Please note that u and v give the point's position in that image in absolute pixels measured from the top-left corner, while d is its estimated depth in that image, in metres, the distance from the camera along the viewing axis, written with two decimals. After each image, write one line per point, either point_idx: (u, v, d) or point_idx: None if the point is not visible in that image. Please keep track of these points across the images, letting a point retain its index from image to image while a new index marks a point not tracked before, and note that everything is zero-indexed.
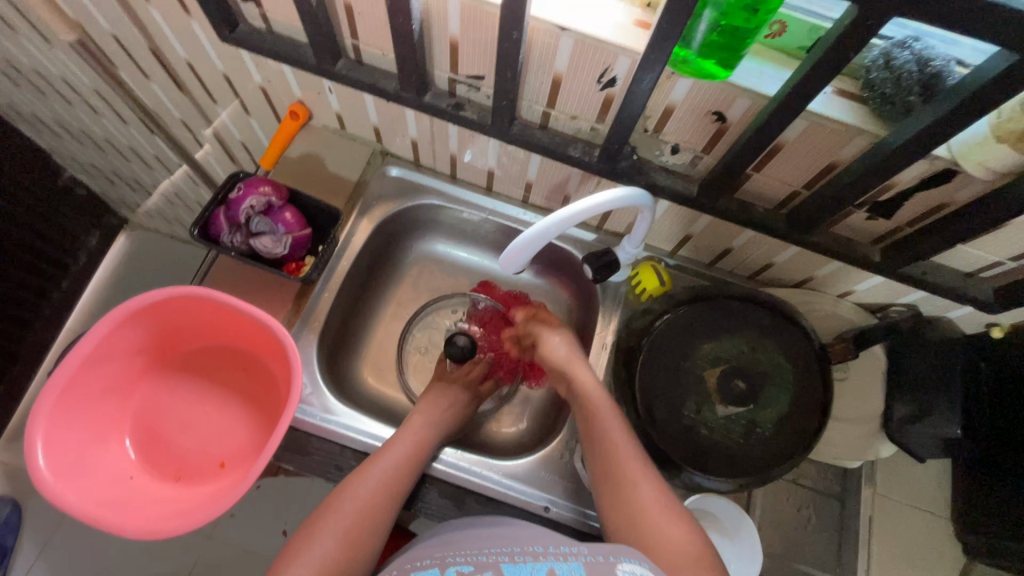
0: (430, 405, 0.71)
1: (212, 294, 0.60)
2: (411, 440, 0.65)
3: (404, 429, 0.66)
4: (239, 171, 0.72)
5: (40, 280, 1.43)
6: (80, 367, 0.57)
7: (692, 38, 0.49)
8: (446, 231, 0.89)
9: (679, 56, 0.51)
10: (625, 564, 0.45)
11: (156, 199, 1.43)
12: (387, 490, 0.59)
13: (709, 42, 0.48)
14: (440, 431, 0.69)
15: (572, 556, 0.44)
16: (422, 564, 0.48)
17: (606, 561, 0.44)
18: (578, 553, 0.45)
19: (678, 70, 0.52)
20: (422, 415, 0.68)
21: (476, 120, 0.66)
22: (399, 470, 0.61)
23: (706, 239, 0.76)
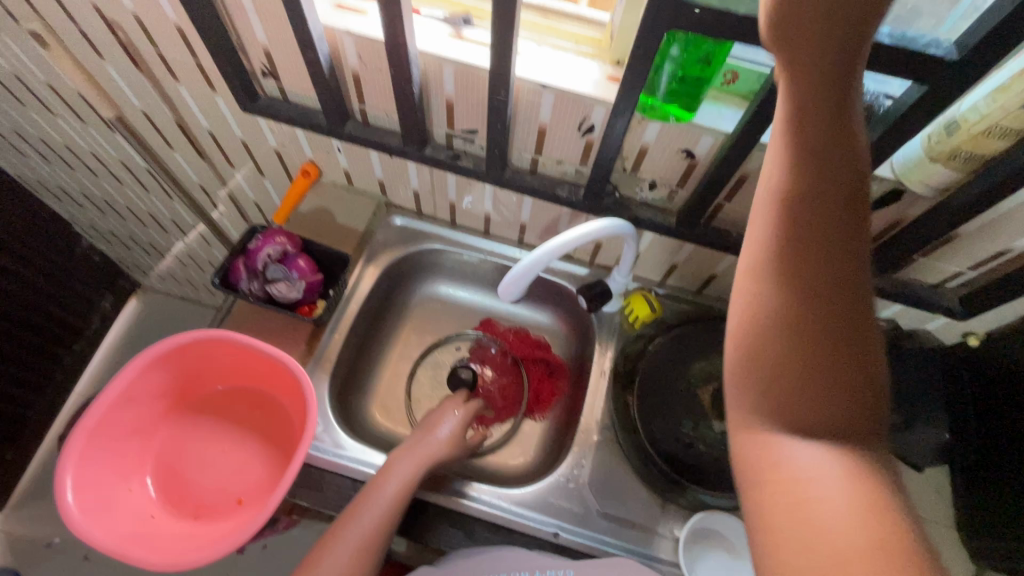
0: (415, 442, 0.70)
1: (230, 336, 0.64)
2: (405, 471, 0.66)
3: (399, 460, 0.67)
4: (257, 225, 0.79)
5: (53, 344, 1.47)
6: (108, 409, 0.61)
7: (658, 88, 0.56)
8: (448, 274, 0.95)
9: (648, 103, 0.58)
10: None
11: (169, 261, 1.51)
12: (373, 535, 0.61)
13: (672, 90, 0.56)
14: (435, 460, 0.69)
15: None
16: None
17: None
18: None
19: (649, 115, 0.59)
20: (403, 454, 0.68)
21: (472, 168, 0.73)
22: (386, 515, 0.62)
23: (691, 267, 0.81)
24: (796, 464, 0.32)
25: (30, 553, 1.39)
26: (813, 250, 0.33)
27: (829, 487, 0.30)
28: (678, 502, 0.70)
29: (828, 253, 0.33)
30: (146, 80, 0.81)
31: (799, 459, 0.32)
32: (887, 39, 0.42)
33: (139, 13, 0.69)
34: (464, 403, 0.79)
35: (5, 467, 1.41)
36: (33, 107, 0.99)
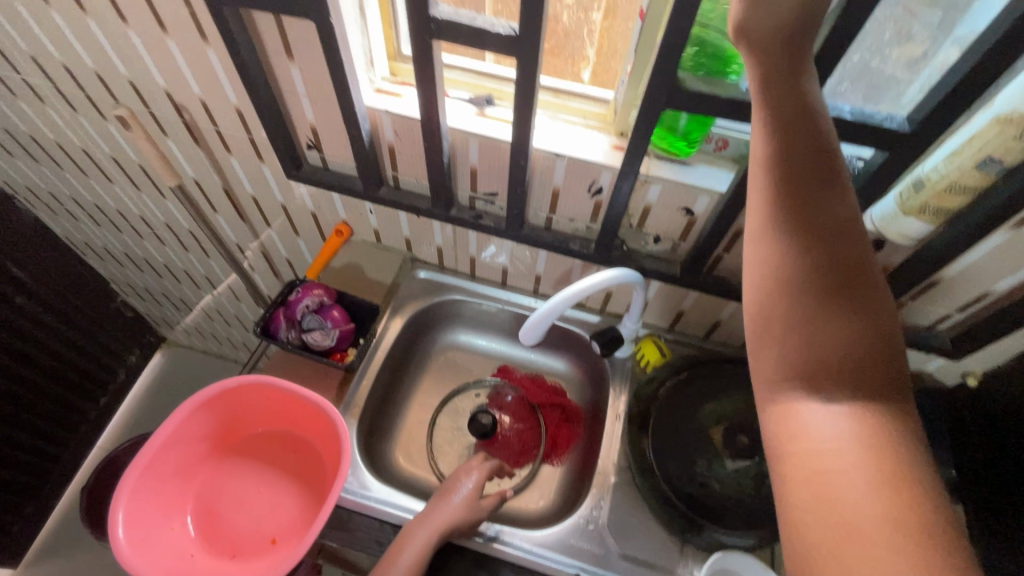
0: (432, 509, 0.70)
1: (273, 381, 0.70)
2: (435, 527, 0.68)
3: (430, 516, 0.69)
4: (296, 279, 0.87)
5: (81, 397, 1.52)
6: (158, 449, 0.66)
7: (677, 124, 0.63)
8: (467, 323, 1.01)
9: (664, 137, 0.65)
10: None
11: (197, 316, 1.58)
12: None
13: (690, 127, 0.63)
14: (462, 521, 0.70)
15: None
16: None
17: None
18: None
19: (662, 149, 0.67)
20: (421, 521, 0.68)
21: (493, 225, 0.80)
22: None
23: (697, 314, 0.87)
24: (814, 428, 0.35)
25: None
26: (805, 213, 0.38)
27: (847, 447, 0.33)
28: (696, 542, 0.72)
29: (818, 213, 0.38)
30: (202, 152, 0.92)
31: (818, 423, 0.35)
32: (847, 115, 0.51)
33: (205, 98, 0.80)
34: (484, 463, 0.79)
35: (23, 522, 1.42)
36: (94, 177, 1.10)
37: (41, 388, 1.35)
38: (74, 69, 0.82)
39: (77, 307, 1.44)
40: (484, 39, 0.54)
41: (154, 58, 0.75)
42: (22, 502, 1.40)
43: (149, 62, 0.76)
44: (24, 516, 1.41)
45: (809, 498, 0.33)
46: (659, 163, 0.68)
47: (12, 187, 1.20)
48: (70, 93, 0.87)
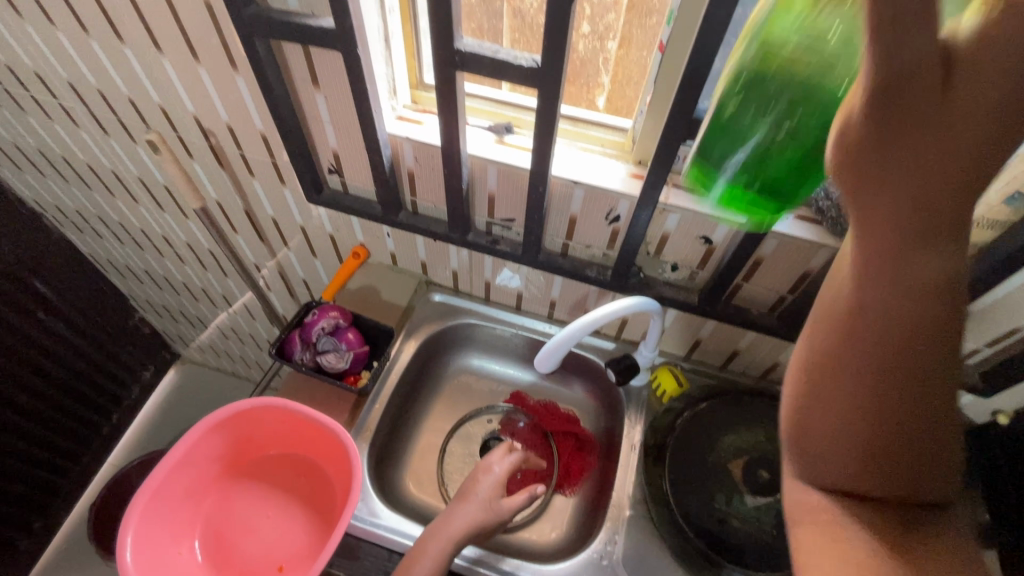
0: (446, 519, 0.67)
1: (286, 404, 0.69)
2: (455, 535, 0.66)
3: (451, 522, 0.67)
4: (313, 300, 0.87)
5: (95, 413, 1.53)
6: (170, 470, 0.66)
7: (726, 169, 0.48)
8: (480, 347, 1.01)
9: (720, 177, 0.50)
10: None
11: (212, 333, 1.60)
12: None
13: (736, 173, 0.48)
14: (479, 523, 0.68)
15: None
16: None
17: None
18: None
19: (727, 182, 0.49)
20: (433, 536, 0.66)
21: (509, 251, 0.81)
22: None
23: (714, 342, 0.86)
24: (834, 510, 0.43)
25: None
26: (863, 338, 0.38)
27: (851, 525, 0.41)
28: None
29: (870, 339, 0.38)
30: (226, 175, 0.94)
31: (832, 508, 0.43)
32: None
33: (232, 123, 0.82)
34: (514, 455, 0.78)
35: (31, 538, 1.41)
36: (121, 197, 1.13)
37: (56, 403, 1.37)
38: (108, 95, 0.85)
39: (96, 322, 1.46)
40: (507, 70, 0.56)
41: (185, 84, 0.77)
42: (31, 517, 1.40)
43: (180, 89, 0.78)
44: (32, 532, 1.41)
45: (822, 552, 0.42)
46: (678, 192, 0.67)
47: (41, 205, 1.23)
48: (104, 116, 0.90)
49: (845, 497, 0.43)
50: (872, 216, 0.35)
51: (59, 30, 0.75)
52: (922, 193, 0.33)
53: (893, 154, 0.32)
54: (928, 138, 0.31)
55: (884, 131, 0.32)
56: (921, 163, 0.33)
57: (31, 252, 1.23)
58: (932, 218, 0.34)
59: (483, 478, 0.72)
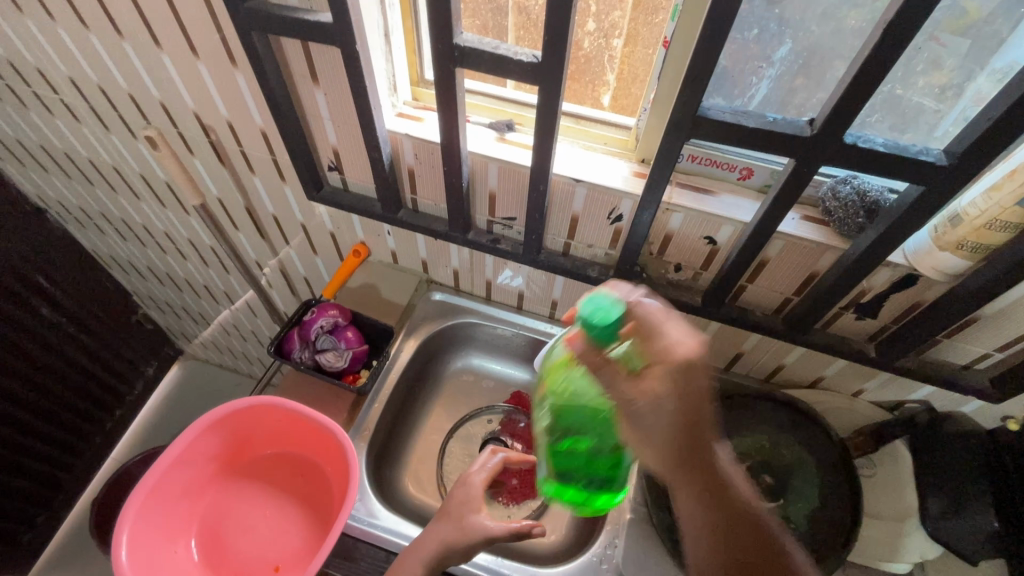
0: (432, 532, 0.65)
1: (283, 403, 0.69)
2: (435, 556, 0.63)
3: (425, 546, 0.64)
4: (312, 298, 0.87)
5: (98, 409, 1.53)
6: (166, 469, 0.66)
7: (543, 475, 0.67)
8: (481, 346, 1.00)
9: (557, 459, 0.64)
10: None
11: (214, 330, 1.60)
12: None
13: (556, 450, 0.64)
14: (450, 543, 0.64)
15: None
16: None
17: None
18: None
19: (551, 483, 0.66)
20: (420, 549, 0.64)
21: (510, 250, 0.80)
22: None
23: (718, 344, 0.84)
24: None
25: None
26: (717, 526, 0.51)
27: None
28: None
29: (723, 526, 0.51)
30: (226, 172, 0.93)
31: None
32: (880, 148, 0.49)
33: (232, 119, 0.81)
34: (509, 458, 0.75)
35: (35, 532, 1.42)
36: (123, 193, 1.12)
37: (59, 399, 1.37)
38: (109, 91, 0.84)
39: (99, 318, 1.46)
40: (507, 66, 0.54)
41: (185, 80, 0.77)
42: (35, 511, 1.40)
43: (179, 84, 0.78)
44: (34, 526, 1.41)
45: None
46: (682, 192, 0.66)
47: (44, 201, 1.23)
48: (105, 112, 0.90)
49: None
50: (666, 460, 0.52)
51: (59, 25, 0.75)
52: (680, 456, 0.51)
53: (657, 438, 0.52)
54: (646, 418, 0.52)
55: (649, 415, 0.51)
56: (675, 452, 0.51)
57: (34, 248, 1.23)
58: (701, 457, 0.51)
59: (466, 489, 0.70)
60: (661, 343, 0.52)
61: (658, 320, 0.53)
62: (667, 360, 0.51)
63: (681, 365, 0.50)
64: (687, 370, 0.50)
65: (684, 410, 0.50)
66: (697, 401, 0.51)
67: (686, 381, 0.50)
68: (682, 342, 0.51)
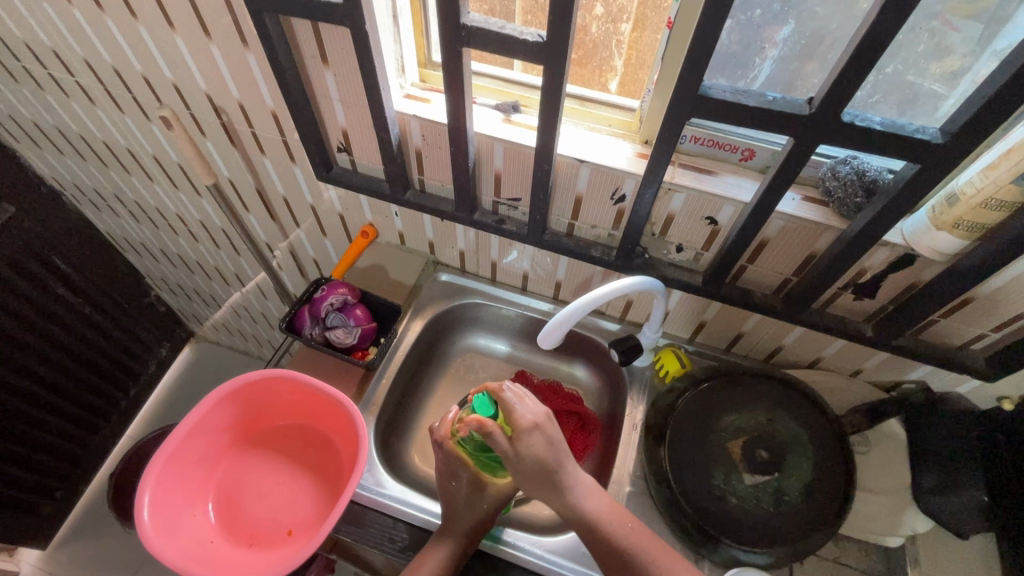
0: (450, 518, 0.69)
1: (294, 376, 0.72)
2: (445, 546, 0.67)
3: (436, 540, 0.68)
4: (322, 277, 0.89)
5: (114, 387, 1.56)
6: (184, 436, 0.69)
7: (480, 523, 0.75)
8: (486, 326, 1.02)
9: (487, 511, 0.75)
10: None
11: (225, 312, 1.63)
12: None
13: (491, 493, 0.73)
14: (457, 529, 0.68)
15: None
16: None
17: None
18: None
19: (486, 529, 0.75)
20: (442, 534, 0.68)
21: (515, 230, 0.81)
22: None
23: (718, 325, 0.86)
24: None
25: None
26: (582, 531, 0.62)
27: None
28: (711, 558, 0.69)
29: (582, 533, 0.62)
30: (238, 153, 0.95)
31: None
32: (878, 126, 0.50)
33: (243, 101, 0.83)
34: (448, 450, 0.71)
35: (56, 505, 1.46)
36: (136, 175, 1.15)
37: (76, 376, 1.41)
38: (123, 72, 0.86)
39: (113, 299, 1.49)
40: (513, 46, 0.56)
41: (197, 61, 0.78)
42: (56, 485, 1.44)
43: (191, 66, 0.79)
44: (55, 499, 1.46)
45: None
46: (684, 172, 0.67)
47: (60, 183, 1.26)
48: (118, 94, 0.91)
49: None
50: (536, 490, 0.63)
51: (74, 7, 0.77)
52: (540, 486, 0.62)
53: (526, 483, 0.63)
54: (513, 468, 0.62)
55: (514, 468, 0.62)
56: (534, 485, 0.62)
57: (50, 228, 1.26)
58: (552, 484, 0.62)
59: (455, 482, 0.71)
60: (514, 418, 0.62)
61: (512, 398, 0.64)
62: (517, 427, 0.62)
63: (526, 430, 0.62)
64: (532, 431, 0.62)
65: (534, 463, 0.61)
66: (546, 451, 0.61)
67: (531, 441, 0.61)
68: (532, 414, 0.63)
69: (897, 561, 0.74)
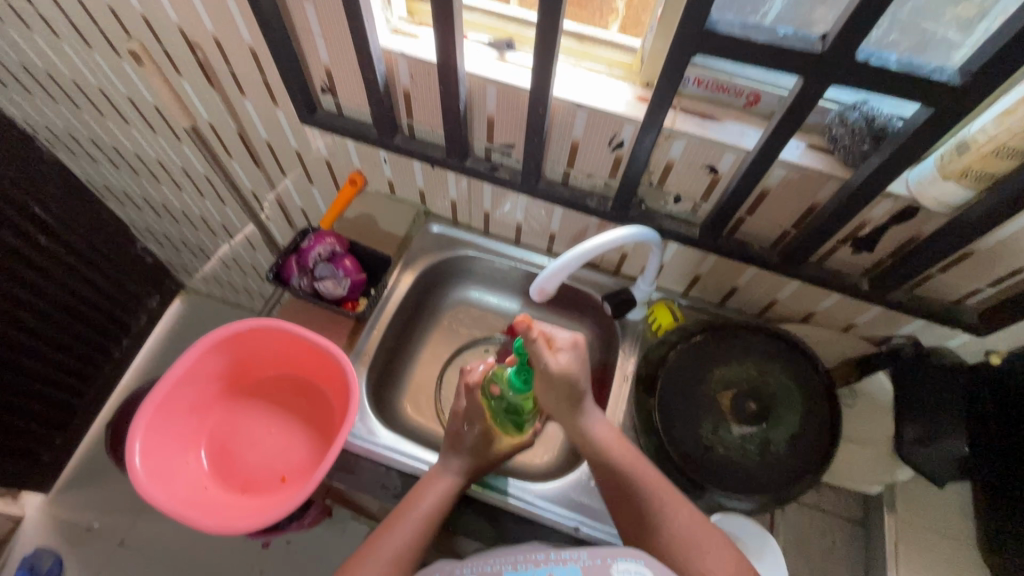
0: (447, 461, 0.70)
1: (283, 326, 0.71)
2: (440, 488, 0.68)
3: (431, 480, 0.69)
4: (309, 227, 0.87)
5: (105, 338, 1.56)
6: (173, 385, 0.68)
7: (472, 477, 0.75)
8: (479, 279, 1.01)
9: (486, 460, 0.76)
10: (619, 564, 0.48)
11: (214, 264, 1.60)
12: (399, 563, 0.61)
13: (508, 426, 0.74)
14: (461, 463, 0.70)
15: (571, 560, 0.49)
16: None
17: (602, 564, 0.48)
18: (578, 557, 0.49)
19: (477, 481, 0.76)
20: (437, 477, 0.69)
21: (508, 178, 0.78)
22: (419, 534, 0.63)
23: (713, 279, 0.85)
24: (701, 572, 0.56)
25: (73, 536, 1.46)
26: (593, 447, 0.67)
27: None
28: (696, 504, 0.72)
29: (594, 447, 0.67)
30: (216, 94, 0.90)
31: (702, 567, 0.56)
32: (893, 65, 0.47)
33: (218, 35, 0.77)
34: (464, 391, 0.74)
35: (54, 452, 1.48)
36: (111, 117, 1.09)
37: (65, 326, 1.39)
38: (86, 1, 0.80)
39: (98, 248, 1.46)
40: None
41: None
42: (53, 433, 1.46)
43: None
44: (54, 447, 1.48)
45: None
46: (685, 117, 0.64)
47: (32, 126, 1.20)
48: (84, 27, 0.85)
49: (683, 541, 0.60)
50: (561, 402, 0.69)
51: None
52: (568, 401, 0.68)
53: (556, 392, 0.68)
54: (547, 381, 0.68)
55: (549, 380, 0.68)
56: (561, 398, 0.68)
57: (25, 174, 1.21)
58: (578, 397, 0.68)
59: (467, 428, 0.72)
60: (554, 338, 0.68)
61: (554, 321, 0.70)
62: (560, 344, 0.68)
63: (567, 348, 0.68)
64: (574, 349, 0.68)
65: (566, 378, 0.67)
66: (579, 368, 0.68)
67: (571, 357, 0.68)
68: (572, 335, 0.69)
69: (874, 507, 0.76)
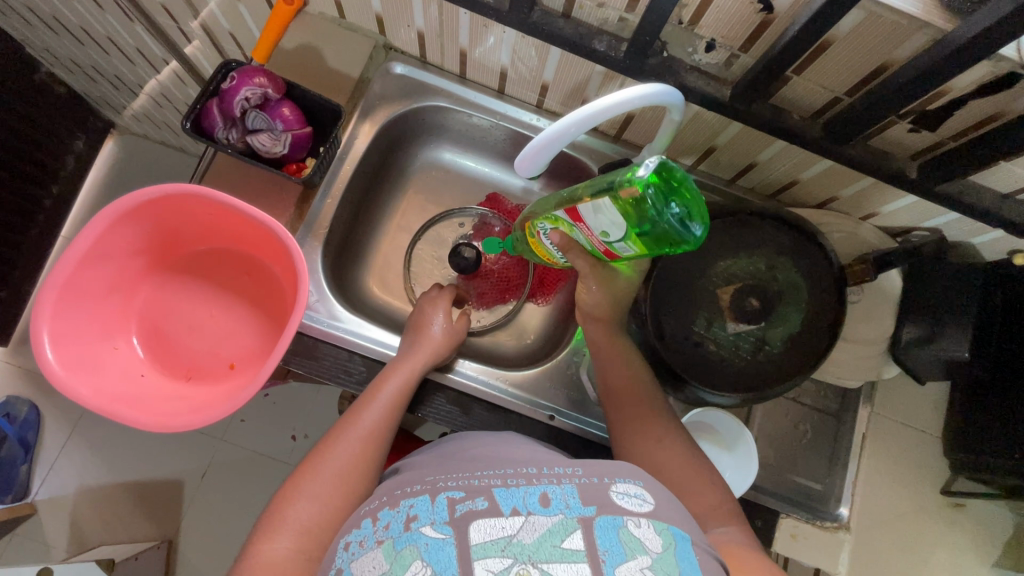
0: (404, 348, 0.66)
1: (207, 193, 0.57)
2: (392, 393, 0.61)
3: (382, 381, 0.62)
4: (232, 60, 0.67)
5: (29, 184, 1.26)
6: (78, 265, 0.56)
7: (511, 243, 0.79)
8: (452, 136, 0.85)
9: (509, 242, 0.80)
10: (618, 484, 0.44)
11: (143, 101, 1.26)
12: (358, 459, 0.54)
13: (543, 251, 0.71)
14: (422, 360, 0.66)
15: (567, 479, 0.43)
16: (413, 490, 0.45)
17: (600, 483, 0.43)
18: (574, 475, 0.44)
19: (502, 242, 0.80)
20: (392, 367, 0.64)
21: (492, 3, 0.59)
22: (375, 431, 0.57)
23: (729, 152, 0.73)
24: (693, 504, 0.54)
25: (43, 386, 1.34)
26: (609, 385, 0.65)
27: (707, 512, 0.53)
28: (677, 396, 0.70)
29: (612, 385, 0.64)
30: None
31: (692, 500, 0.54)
32: None
33: None
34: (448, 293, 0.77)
35: None
36: None
37: None
38: None
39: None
40: None
41: None
42: None
43: None
44: None
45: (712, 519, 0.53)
46: None
47: None
48: None
49: (681, 470, 0.56)
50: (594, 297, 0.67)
51: None
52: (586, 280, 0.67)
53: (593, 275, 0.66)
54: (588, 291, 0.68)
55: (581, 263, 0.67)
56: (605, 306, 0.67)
57: None
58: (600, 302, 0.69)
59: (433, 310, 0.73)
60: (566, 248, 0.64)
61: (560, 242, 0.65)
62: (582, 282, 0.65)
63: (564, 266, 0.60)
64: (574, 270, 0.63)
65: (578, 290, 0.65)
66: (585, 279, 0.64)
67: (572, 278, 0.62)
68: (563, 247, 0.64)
69: (852, 400, 0.75)
